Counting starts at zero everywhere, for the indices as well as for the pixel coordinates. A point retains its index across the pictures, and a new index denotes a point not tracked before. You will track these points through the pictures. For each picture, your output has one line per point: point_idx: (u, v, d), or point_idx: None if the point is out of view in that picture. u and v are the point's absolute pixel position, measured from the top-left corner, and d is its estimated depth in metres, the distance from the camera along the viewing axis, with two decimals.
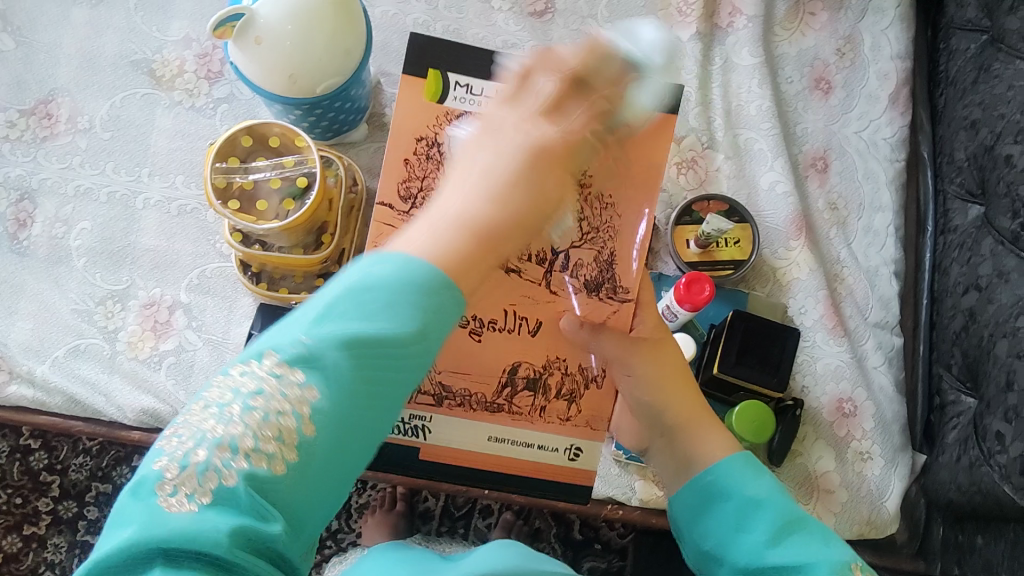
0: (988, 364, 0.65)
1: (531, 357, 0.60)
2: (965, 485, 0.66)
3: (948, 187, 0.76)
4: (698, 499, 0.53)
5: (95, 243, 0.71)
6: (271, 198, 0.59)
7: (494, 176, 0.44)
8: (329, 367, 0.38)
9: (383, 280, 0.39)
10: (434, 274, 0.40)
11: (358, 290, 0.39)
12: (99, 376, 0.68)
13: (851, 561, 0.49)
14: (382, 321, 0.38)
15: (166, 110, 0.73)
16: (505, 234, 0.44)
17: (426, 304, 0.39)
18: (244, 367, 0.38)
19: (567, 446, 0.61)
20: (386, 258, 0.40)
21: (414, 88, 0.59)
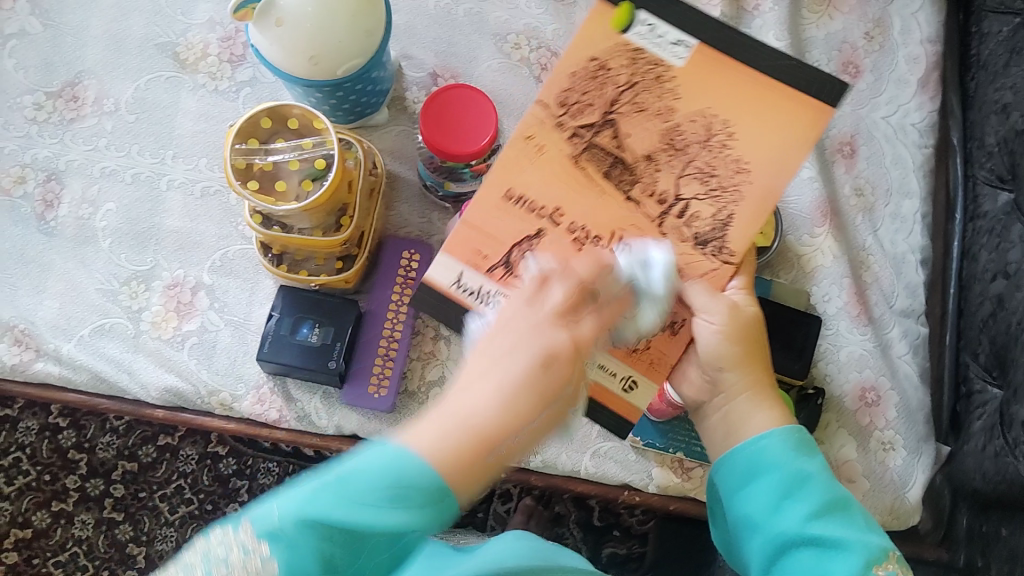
0: (1016, 351, 0.64)
1: None
2: (990, 474, 0.65)
3: (978, 172, 0.74)
4: (743, 469, 0.55)
5: (120, 223, 0.71)
6: (291, 178, 0.59)
7: (499, 387, 0.44)
8: (292, 545, 0.42)
9: (368, 480, 0.43)
10: (428, 480, 0.43)
11: (346, 482, 0.43)
12: (124, 355, 0.69)
13: (884, 543, 0.54)
14: (354, 514, 0.42)
15: (190, 92, 0.74)
16: (512, 448, 0.45)
17: (408, 502, 0.42)
18: (223, 531, 0.44)
19: (624, 376, 0.53)
20: (386, 451, 0.43)
21: (600, 16, 0.53)
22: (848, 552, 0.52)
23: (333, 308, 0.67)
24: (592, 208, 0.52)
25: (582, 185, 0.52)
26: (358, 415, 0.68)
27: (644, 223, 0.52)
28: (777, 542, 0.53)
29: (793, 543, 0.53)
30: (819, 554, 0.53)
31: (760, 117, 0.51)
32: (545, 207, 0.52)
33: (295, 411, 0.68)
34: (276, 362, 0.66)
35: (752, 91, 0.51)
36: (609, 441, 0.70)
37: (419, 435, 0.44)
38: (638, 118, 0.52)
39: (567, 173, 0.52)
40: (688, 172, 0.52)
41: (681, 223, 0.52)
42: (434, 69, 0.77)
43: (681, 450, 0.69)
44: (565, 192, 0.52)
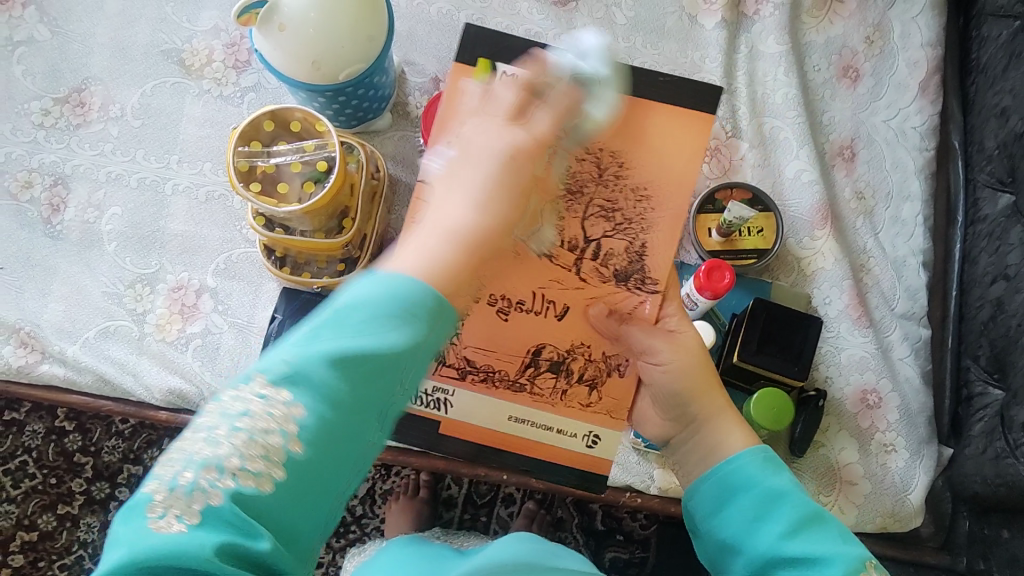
0: (1015, 354, 0.64)
1: (557, 341, 0.58)
2: (991, 478, 0.65)
3: (978, 175, 0.74)
4: (714, 491, 0.53)
5: (125, 227, 0.72)
6: (292, 181, 0.59)
7: (484, 189, 0.45)
8: (317, 387, 0.38)
9: (370, 306, 0.39)
10: (426, 293, 0.41)
11: (343, 312, 0.39)
12: (128, 357, 0.70)
13: (871, 561, 0.48)
14: (366, 335, 0.39)
15: (195, 98, 0.75)
16: (495, 241, 0.45)
17: (414, 316, 0.40)
18: (231, 389, 0.38)
19: (585, 433, 0.59)
20: (377, 279, 0.41)
21: (464, 79, 0.55)
22: (827, 566, 0.47)
23: None
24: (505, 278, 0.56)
25: None
26: None
27: (559, 273, 0.56)
28: (757, 563, 0.50)
29: (771, 562, 0.49)
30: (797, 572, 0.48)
31: (647, 146, 0.55)
32: None
33: None
34: None
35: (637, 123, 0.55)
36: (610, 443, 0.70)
37: (405, 257, 0.42)
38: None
39: None
40: (593, 214, 0.56)
41: (598, 263, 0.56)
42: (436, 74, 0.77)
43: None
44: None
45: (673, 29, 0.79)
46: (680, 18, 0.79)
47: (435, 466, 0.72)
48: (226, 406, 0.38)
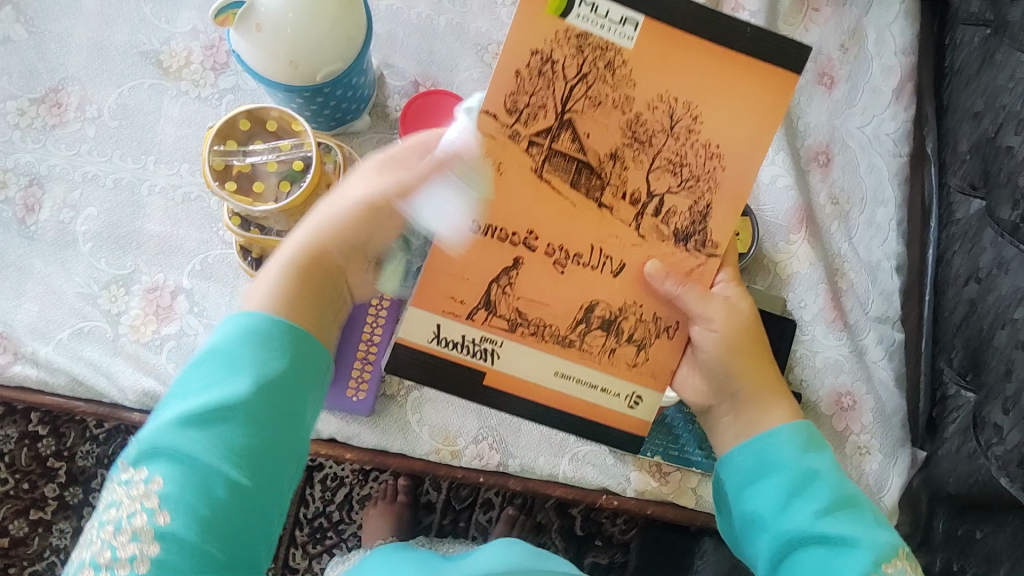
0: (988, 354, 0.65)
1: (609, 295, 0.52)
2: (965, 476, 0.66)
3: (951, 179, 0.74)
4: (749, 466, 0.57)
5: (101, 228, 0.72)
6: (268, 180, 0.59)
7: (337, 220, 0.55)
8: (173, 454, 0.47)
9: (224, 347, 0.50)
10: (266, 320, 0.51)
11: (204, 361, 0.50)
12: (101, 358, 0.69)
13: (897, 544, 0.54)
14: (211, 390, 0.49)
15: (173, 99, 0.75)
16: (337, 256, 0.57)
17: (258, 358, 0.50)
18: (113, 484, 0.48)
19: (628, 393, 0.54)
20: (231, 324, 0.52)
21: (534, 5, 0.48)
22: (858, 548, 0.53)
23: None
24: (564, 226, 0.50)
25: (550, 200, 0.50)
26: (334, 416, 0.69)
27: (620, 228, 0.51)
28: (785, 540, 0.54)
29: (802, 540, 0.54)
30: (828, 552, 0.53)
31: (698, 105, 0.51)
32: (516, 231, 0.50)
33: None
34: None
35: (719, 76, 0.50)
36: (586, 445, 0.70)
37: (258, 293, 0.53)
38: (596, 114, 0.50)
39: (534, 189, 0.50)
40: (659, 166, 0.51)
41: (659, 220, 0.51)
42: (415, 77, 0.78)
43: (658, 453, 0.70)
44: (533, 208, 0.50)
45: None
46: None
47: (412, 468, 0.71)
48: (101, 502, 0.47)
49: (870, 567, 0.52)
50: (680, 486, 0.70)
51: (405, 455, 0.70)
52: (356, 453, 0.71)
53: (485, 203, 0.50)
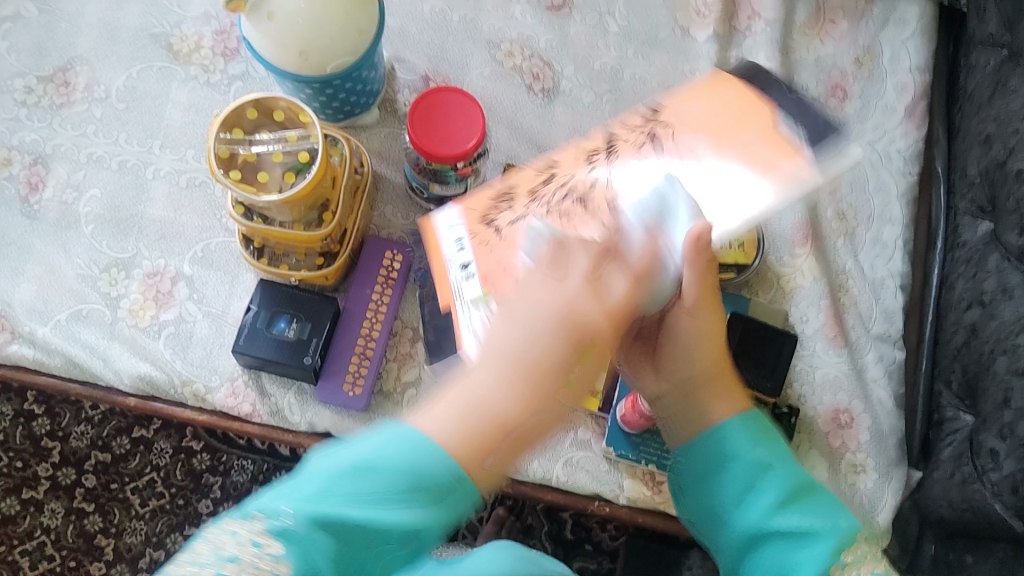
0: (986, 380, 0.64)
1: None
2: (956, 502, 0.65)
3: (959, 202, 0.75)
4: (710, 463, 0.57)
5: (103, 210, 0.71)
6: (273, 170, 0.59)
7: (518, 365, 0.47)
8: (304, 553, 0.43)
9: (387, 471, 0.45)
10: (443, 471, 0.45)
11: (373, 469, 0.45)
12: (99, 342, 0.69)
13: (855, 529, 0.54)
14: (376, 512, 0.44)
15: (181, 83, 0.74)
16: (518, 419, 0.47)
17: (429, 497, 0.45)
18: (229, 531, 0.43)
19: None
20: (408, 440, 0.46)
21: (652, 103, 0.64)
22: (818, 540, 0.53)
23: (312, 306, 0.67)
24: None
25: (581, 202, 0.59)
26: (329, 412, 0.68)
27: None
28: (748, 535, 0.55)
29: (761, 534, 0.54)
30: (788, 544, 0.54)
31: (745, 135, 0.57)
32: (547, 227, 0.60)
33: (268, 406, 0.68)
34: (251, 355, 0.66)
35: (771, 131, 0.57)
36: (581, 450, 0.70)
37: (426, 417, 0.47)
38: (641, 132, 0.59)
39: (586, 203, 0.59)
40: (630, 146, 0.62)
41: None
42: (426, 72, 0.77)
43: (652, 462, 0.69)
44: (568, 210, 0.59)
45: (665, 41, 0.79)
46: (672, 30, 0.79)
47: None
48: (225, 546, 0.42)
49: (829, 556, 0.52)
50: None
51: None
52: None
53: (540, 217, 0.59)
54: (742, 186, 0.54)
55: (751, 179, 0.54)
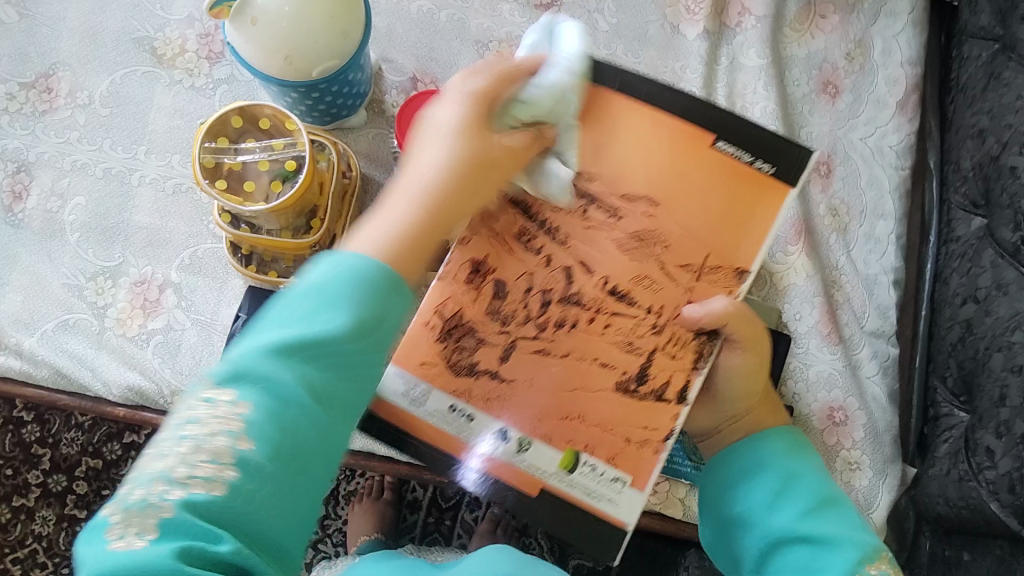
0: (982, 377, 0.64)
1: (611, 357, 0.52)
2: (954, 499, 0.65)
3: (953, 196, 0.74)
4: (738, 467, 0.56)
5: (89, 218, 0.71)
6: (259, 178, 0.58)
7: (437, 168, 0.47)
8: (261, 379, 0.40)
9: (328, 285, 0.42)
10: (371, 268, 0.43)
11: (300, 295, 0.42)
12: (86, 351, 0.68)
13: (880, 549, 0.53)
14: (313, 323, 0.41)
15: (166, 87, 0.73)
16: (451, 209, 0.47)
17: (363, 301, 0.42)
18: (185, 403, 0.41)
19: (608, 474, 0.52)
20: (336, 262, 0.43)
21: None
22: (841, 549, 0.52)
23: None
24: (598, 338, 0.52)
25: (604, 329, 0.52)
26: None
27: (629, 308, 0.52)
28: (771, 539, 0.54)
29: (785, 539, 0.54)
30: (810, 551, 0.53)
31: (691, 184, 0.51)
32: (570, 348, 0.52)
33: None
34: None
35: (718, 159, 0.51)
36: None
37: (363, 238, 0.44)
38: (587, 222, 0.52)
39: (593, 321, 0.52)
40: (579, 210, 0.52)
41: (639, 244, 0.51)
42: (413, 73, 0.76)
43: None
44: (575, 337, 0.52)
45: (655, 37, 0.78)
46: (662, 26, 0.79)
47: (398, 472, 0.70)
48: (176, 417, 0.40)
49: (854, 566, 0.51)
50: (667, 496, 0.70)
51: (391, 459, 0.69)
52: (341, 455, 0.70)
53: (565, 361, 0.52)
54: (726, 244, 0.51)
55: (728, 233, 0.51)
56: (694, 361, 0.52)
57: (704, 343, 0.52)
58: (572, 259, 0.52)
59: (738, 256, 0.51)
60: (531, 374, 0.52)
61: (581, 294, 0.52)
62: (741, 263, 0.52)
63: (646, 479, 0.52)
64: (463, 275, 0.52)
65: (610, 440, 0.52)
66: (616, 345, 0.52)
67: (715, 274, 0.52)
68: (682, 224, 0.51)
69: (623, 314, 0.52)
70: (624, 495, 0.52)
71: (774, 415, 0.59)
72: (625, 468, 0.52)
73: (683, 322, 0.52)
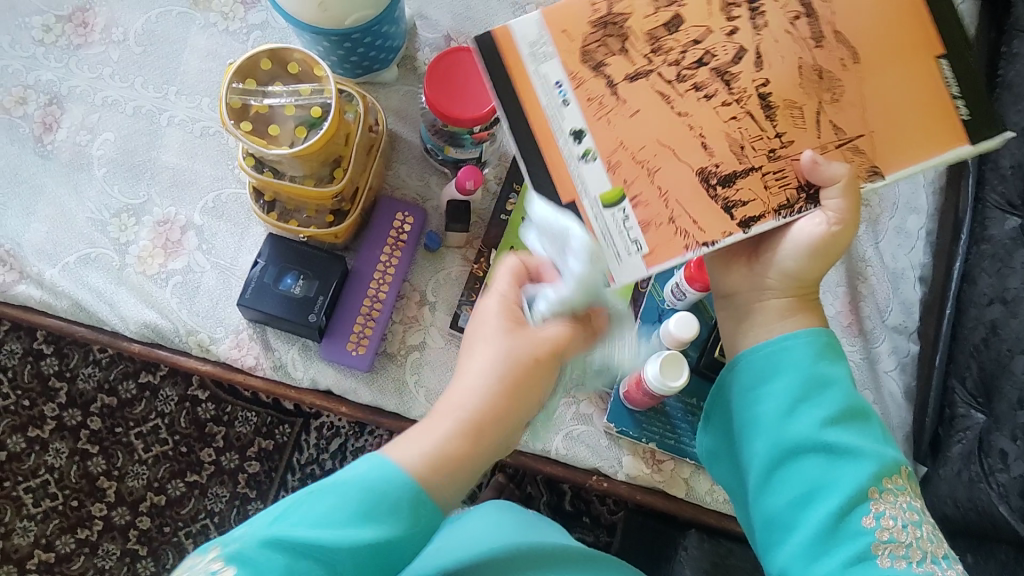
0: (1002, 380, 0.63)
1: (727, 155, 0.50)
2: (961, 501, 0.64)
3: (988, 195, 0.71)
4: (767, 353, 0.55)
5: (117, 155, 0.71)
6: (285, 123, 0.58)
7: (489, 390, 0.48)
8: (258, 566, 0.42)
9: (362, 486, 0.45)
10: (408, 487, 0.45)
11: (326, 489, 0.45)
12: (106, 286, 0.69)
13: (901, 463, 0.54)
14: (328, 527, 0.43)
15: (200, 29, 0.73)
16: (498, 431, 0.49)
17: (386, 513, 0.44)
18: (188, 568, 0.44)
19: (636, 237, 0.50)
20: (378, 464, 0.46)
21: None
22: (862, 460, 0.53)
23: (320, 263, 0.66)
24: (718, 131, 0.50)
25: (731, 121, 0.50)
26: (333, 370, 0.68)
27: (759, 113, 0.51)
28: (791, 447, 0.54)
29: (808, 447, 0.54)
30: (828, 458, 0.53)
31: (903, 63, 0.50)
32: (695, 126, 0.50)
33: (271, 361, 0.68)
34: (257, 309, 0.65)
35: (929, 71, 0.50)
36: (582, 424, 0.69)
37: (406, 448, 0.47)
38: (783, 31, 0.50)
39: (720, 115, 0.50)
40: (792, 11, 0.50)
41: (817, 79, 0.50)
42: (448, 31, 0.75)
43: (655, 441, 0.69)
44: (705, 116, 0.50)
45: None
46: None
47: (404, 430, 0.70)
48: None
49: (871, 481, 0.53)
50: (672, 475, 0.69)
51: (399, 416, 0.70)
52: (350, 411, 0.70)
53: (682, 131, 0.50)
54: (880, 142, 0.50)
55: (888, 132, 0.50)
56: (781, 205, 0.51)
57: (800, 199, 0.51)
58: (751, 42, 0.50)
59: (879, 161, 0.51)
60: (647, 110, 0.50)
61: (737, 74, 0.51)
62: (880, 167, 0.51)
63: (664, 259, 0.50)
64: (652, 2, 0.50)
65: (659, 206, 0.50)
66: (728, 140, 0.50)
67: (850, 157, 0.51)
68: (863, 94, 0.50)
69: (756, 117, 0.51)
70: (632, 259, 0.50)
71: (819, 316, 0.57)
72: (650, 237, 0.50)
73: (801, 165, 0.51)
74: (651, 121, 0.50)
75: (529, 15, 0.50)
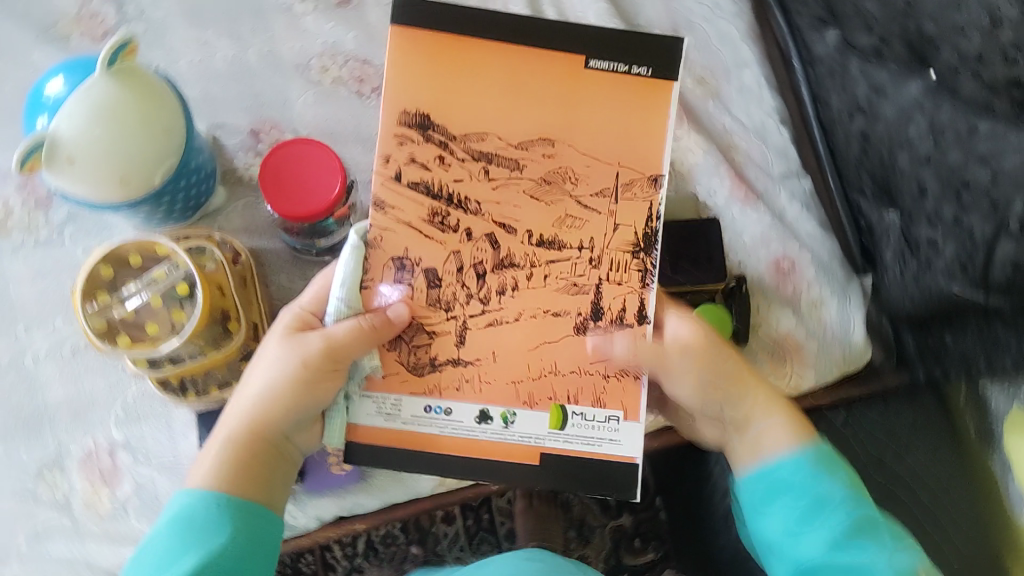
0: (897, 179, 0.66)
1: (570, 305, 0.54)
2: (917, 296, 0.68)
3: (799, 20, 0.74)
4: (758, 487, 0.58)
5: (5, 419, 0.66)
6: (158, 315, 0.55)
7: (255, 395, 0.53)
8: None
9: (163, 539, 0.50)
10: (167, 537, 0.50)
11: (150, 551, 0.50)
12: (71, 549, 0.64)
13: (918, 567, 0.54)
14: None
15: (14, 255, 0.68)
16: (270, 426, 0.53)
17: (201, 544, 0.50)
18: None
19: (603, 416, 0.53)
20: (167, 511, 0.52)
21: (403, 66, 0.50)
22: None
23: None
24: (557, 300, 0.53)
25: (557, 296, 0.53)
26: (329, 499, 0.66)
27: (570, 268, 0.53)
28: (796, 567, 0.56)
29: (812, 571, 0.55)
30: None
31: (587, 95, 0.52)
32: (533, 313, 0.53)
33: None
34: None
35: (602, 79, 0.52)
36: None
37: (197, 474, 0.53)
38: (501, 202, 0.53)
39: (544, 293, 0.53)
40: (494, 179, 0.52)
41: (579, 208, 0.53)
42: (251, 126, 0.72)
43: None
44: (528, 302, 0.53)
45: None
46: None
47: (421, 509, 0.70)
48: None
49: None
50: None
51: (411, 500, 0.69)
52: (366, 520, 0.69)
53: (536, 332, 0.54)
54: (637, 155, 0.53)
55: (635, 138, 0.52)
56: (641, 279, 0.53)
57: (644, 258, 0.53)
58: (490, 225, 0.53)
59: (646, 165, 0.53)
60: (495, 344, 0.53)
61: (509, 256, 0.53)
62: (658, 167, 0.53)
63: (638, 407, 0.54)
64: (388, 275, 0.52)
65: (587, 383, 0.54)
66: (562, 293, 0.53)
67: (628, 196, 0.53)
68: (587, 155, 0.53)
69: (558, 259, 0.53)
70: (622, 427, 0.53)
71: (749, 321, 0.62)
72: (614, 404, 0.54)
73: (618, 246, 0.53)
74: (498, 347, 0.53)
75: (354, 406, 0.53)
